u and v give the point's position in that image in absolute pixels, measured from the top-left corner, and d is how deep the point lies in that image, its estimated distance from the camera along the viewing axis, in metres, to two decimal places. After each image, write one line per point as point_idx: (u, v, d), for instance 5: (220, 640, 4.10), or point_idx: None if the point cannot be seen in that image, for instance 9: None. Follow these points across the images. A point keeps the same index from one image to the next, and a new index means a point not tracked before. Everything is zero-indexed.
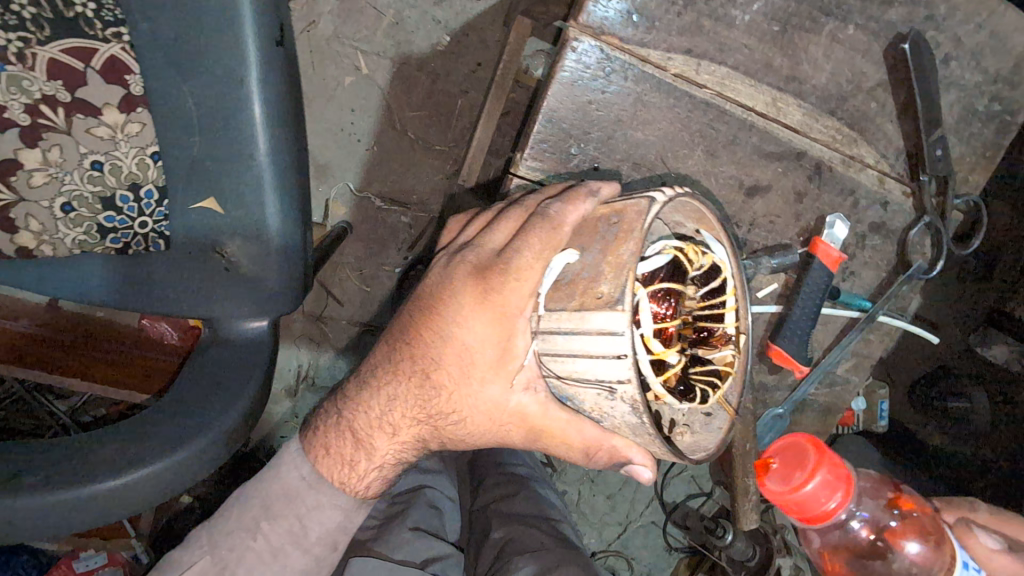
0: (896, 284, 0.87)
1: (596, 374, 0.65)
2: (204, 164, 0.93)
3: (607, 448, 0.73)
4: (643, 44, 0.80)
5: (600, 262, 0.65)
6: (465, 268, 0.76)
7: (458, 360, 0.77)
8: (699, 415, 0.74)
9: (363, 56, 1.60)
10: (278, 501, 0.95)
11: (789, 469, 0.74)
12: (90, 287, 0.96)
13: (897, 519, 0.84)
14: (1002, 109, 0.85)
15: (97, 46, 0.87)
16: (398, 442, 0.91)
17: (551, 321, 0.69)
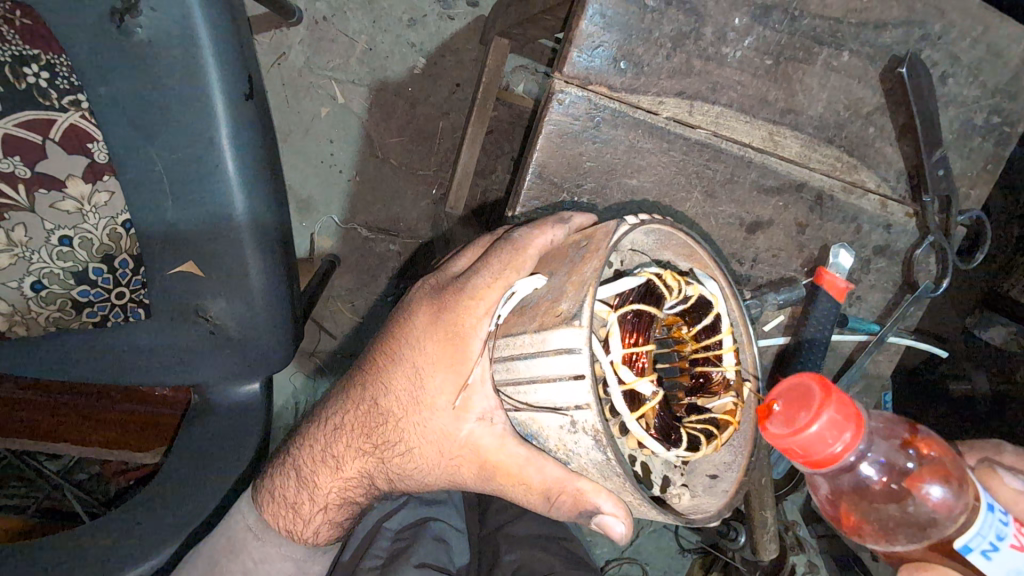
0: (903, 305, 0.85)
1: (555, 402, 0.52)
2: (181, 229, 0.89)
3: (571, 493, 0.58)
4: (632, 89, 0.76)
5: (561, 280, 0.54)
6: (425, 290, 0.73)
7: (408, 383, 0.69)
8: (705, 479, 0.61)
9: (338, 85, 1.55)
10: (224, 560, 0.88)
11: (790, 408, 0.53)
12: (62, 365, 0.90)
13: (914, 459, 0.64)
14: (1001, 121, 0.83)
15: (54, 116, 0.82)
16: (342, 478, 0.85)
17: (512, 346, 0.57)
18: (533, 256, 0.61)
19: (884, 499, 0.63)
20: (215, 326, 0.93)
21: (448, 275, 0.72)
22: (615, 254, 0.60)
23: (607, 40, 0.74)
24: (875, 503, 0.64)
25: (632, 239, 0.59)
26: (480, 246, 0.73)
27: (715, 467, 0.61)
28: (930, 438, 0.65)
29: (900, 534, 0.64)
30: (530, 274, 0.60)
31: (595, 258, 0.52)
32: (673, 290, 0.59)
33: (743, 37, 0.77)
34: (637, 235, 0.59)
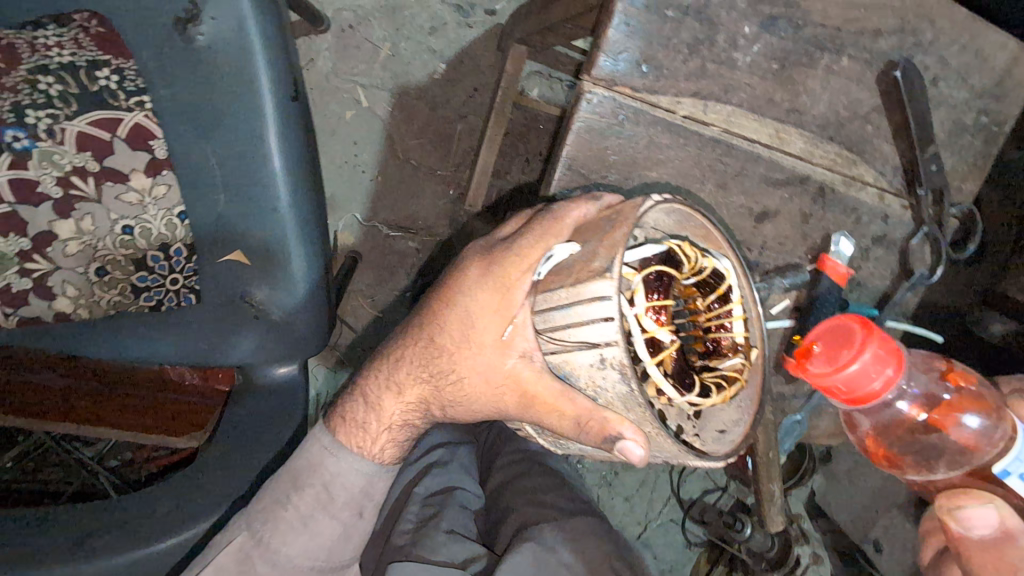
0: (900, 291, 0.92)
1: (585, 337, 0.59)
2: (229, 220, 0.96)
3: (598, 420, 0.62)
4: (653, 90, 0.83)
5: (594, 245, 0.60)
6: (475, 248, 0.80)
7: (460, 322, 0.76)
8: (718, 429, 0.67)
9: (363, 90, 1.63)
10: (303, 472, 0.91)
11: (832, 347, 0.62)
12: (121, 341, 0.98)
13: (951, 390, 0.71)
14: (989, 121, 0.90)
15: (121, 116, 0.89)
16: (404, 402, 0.89)
17: (549, 300, 0.63)
18: (569, 226, 0.67)
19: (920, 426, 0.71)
20: (260, 310, 1.01)
21: (495, 239, 0.79)
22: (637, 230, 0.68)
23: (630, 46, 0.81)
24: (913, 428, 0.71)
25: (654, 218, 0.66)
26: (521, 218, 0.80)
27: (724, 421, 0.67)
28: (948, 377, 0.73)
29: (939, 462, 0.71)
30: (567, 241, 0.67)
31: (624, 226, 0.57)
32: (687, 262, 0.67)
33: (752, 44, 0.84)
34: (656, 216, 0.67)
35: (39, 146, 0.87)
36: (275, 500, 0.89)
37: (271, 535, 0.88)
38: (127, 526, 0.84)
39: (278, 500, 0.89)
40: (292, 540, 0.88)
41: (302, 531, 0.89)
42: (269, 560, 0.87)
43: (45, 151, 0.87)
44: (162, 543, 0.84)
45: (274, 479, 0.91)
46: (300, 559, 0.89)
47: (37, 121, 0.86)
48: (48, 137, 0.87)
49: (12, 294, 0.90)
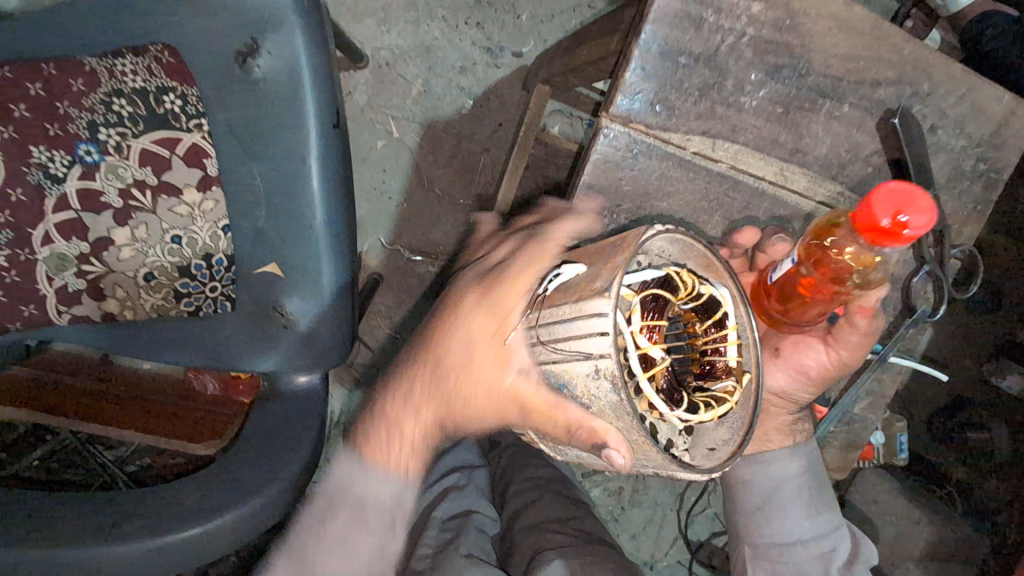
0: (903, 327, 0.97)
1: (582, 347, 0.62)
2: (267, 235, 1.05)
3: (588, 429, 0.65)
4: (665, 128, 0.90)
5: (598, 267, 0.65)
6: (472, 277, 0.89)
7: (465, 343, 0.83)
8: (714, 445, 0.71)
9: (394, 122, 1.74)
10: (338, 492, 0.97)
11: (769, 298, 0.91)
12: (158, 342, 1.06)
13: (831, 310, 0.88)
14: (987, 168, 0.95)
15: (181, 136, 0.98)
16: (421, 422, 0.93)
17: (552, 314, 0.68)
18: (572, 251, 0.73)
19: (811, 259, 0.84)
20: (289, 320, 1.08)
21: (489, 264, 0.88)
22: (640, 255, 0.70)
23: (646, 88, 0.88)
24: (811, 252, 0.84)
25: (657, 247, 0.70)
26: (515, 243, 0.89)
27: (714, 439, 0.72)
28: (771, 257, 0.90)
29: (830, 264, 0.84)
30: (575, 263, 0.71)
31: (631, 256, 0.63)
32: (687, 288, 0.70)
33: (758, 90, 0.90)
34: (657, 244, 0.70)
35: (106, 159, 0.94)
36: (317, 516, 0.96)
37: (314, 547, 0.93)
38: (150, 513, 0.86)
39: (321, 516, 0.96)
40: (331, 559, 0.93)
41: (342, 547, 0.94)
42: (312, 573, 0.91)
43: (111, 164, 0.95)
44: (183, 532, 0.85)
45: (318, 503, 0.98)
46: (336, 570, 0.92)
47: (108, 138, 0.93)
48: (115, 153, 0.94)
49: (69, 294, 0.97)
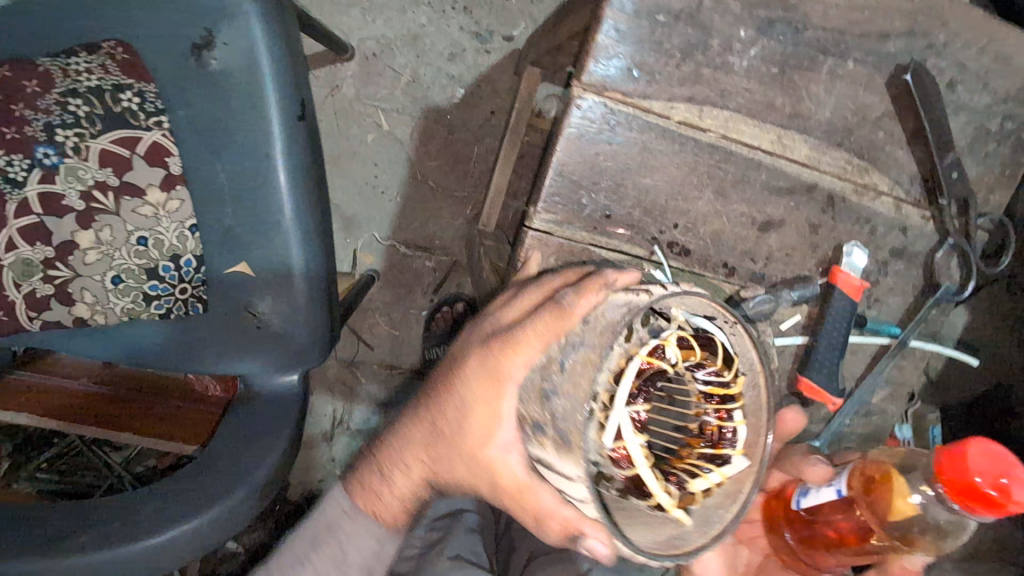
0: (924, 309, 0.88)
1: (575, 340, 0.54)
2: (235, 233, 1.00)
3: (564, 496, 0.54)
4: (644, 96, 0.82)
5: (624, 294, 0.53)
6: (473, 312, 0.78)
7: (447, 391, 0.72)
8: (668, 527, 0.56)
9: (384, 114, 1.68)
10: (321, 535, 0.82)
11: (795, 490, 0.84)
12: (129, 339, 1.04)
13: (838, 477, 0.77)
14: (1015, 127, 0.85)
15: (141, 134, 0.95)
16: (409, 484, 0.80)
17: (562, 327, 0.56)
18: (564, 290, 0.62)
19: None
20: (261, 320, 1.03)
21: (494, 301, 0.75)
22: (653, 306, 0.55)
23: (622, 52, 0.81)
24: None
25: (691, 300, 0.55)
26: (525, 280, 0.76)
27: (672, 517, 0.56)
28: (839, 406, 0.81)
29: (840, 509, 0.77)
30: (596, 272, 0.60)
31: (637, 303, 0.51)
32: (719, 360, 0.58)
33: (748, 49, 0.82)
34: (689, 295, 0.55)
35: (65, 162, 0.92)
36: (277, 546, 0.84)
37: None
38: (119, 521, 0.84)
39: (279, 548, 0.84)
40: None
41: None
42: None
43: (71, 167, 0.93)
44: (153, 539, 0.83)
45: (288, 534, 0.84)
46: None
47: (65, 140, 0.91)
48: (74, 155, 0.92)
49: (36, 299, 0.95)
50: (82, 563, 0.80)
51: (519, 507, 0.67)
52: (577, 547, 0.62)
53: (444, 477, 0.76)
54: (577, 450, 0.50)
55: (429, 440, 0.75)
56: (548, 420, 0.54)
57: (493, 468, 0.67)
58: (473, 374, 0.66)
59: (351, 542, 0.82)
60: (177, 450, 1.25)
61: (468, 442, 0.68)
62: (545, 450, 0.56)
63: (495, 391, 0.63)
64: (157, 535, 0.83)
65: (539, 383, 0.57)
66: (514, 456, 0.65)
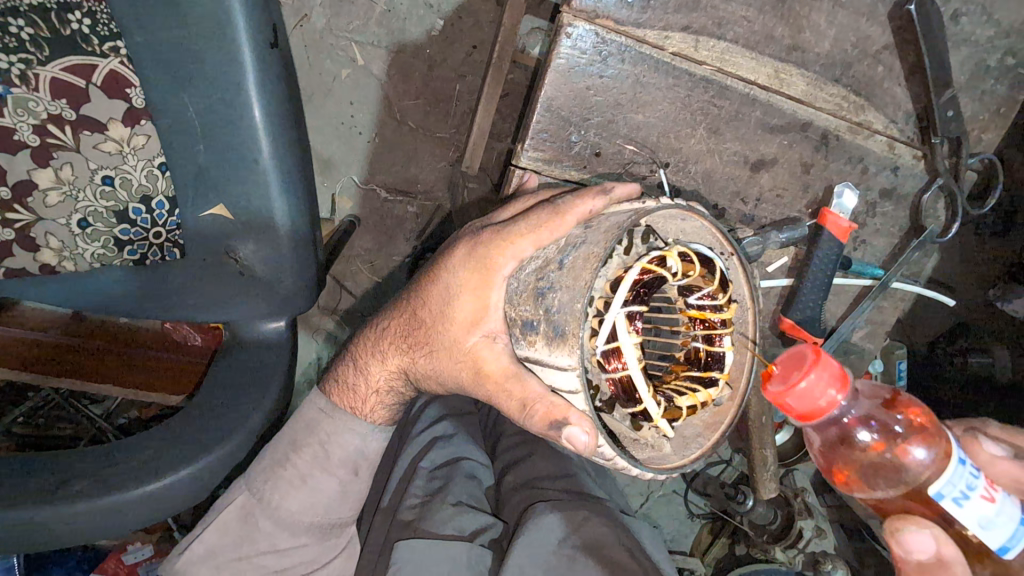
0: (909, 249, 0.91)
1: (576, 253, 0.62)
2: (209, 173, 0.93)
3: (547, 402, 0.62)
4: (639, 24, 0.86)
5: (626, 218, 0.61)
6: (470, 229, 0.81)
7: (440, 296, 0.76)
8: (648, 447, 0.64)
9: (358, 47, 1.58)
10: (302, 435, 0.95)
11: (788, 367, 0.55)
12: (101, 286, 0.99)
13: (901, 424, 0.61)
14: (1016, 62, 0.89)
15: (96, 62, 0.88)
16: (386, 371, 0.90)
17: (562, 249, 0.65)
18: (570, 221, 0.66)
19: (867, 453, 0.62)
20: (244, 267, 0.99)
21: (491, 221, 0.79)
22: (652, 226, 0.61)
23: None
24: (859, 459, 0.63)
25: (693, 228, 0.63)
26: (524, 202, 0.79)
27: (654, 439, 0.65)
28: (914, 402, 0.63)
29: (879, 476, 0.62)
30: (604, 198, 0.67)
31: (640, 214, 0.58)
32: (715, 281, 0.63)
33: None
34: (691, 222, 0.63)
35: (13, 92, 0.86)
36: (276, 460, 0.94)
37: (272, 494, 0.92)
38: (109, 470, 0.85)
39: (278, 460, 0.94)
40: (291, 496, 0.91)
41: (301, 489, 0.92)
42: (270, 515, 0.91)
43: (19, 97, 0.86)
44: (146, 487, 0.84)
45: (277, 438, 0.97)
46: (300, 515, 0.92)
47: (10, 66, 0.85)
48: (21, 84, 0.86)
49: None
50: (74, 511, 0.80)
51: (504, 394, 0.66)
52: (557, 438, 0.60)
53: (423, 368, 0.82)
54: (572, 340, 0.58)
55: (409, 330, 0.83)
56: (542, 315, 0.62)
57: (475, 354, 0.71)
58: (466, 282, 0.72)
59: (333, 439, 0.93)
60: (168, 399, 1.26)
61: (454, 327, 0.74)
62: (535, 347, 0.64)
63: (484, 278, 0.71)
64: (150, 483, 0.84)
65: (533, 281, 0.66)
66: (499, 343, 0.70)
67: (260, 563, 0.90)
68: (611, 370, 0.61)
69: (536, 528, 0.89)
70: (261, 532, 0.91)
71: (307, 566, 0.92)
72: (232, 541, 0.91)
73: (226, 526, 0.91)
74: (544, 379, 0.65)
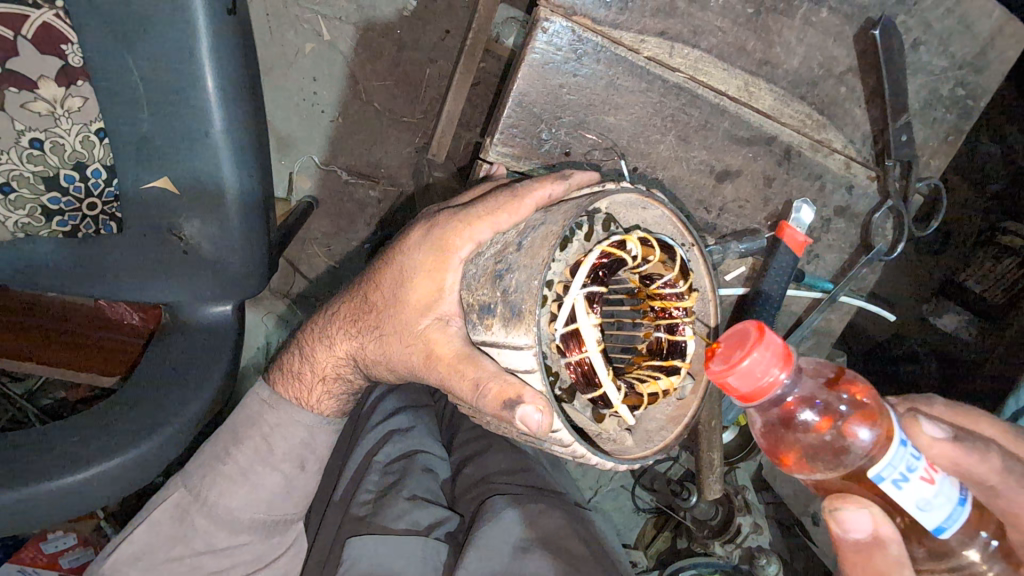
0: (857, 266, 0.95)
1: (531, 236, 0.61)
2: (153, 143, 0.87)
3: (497, 381, 0.58)
4: (616, 25, 0.85)
5: (586, 199, 0.60)
6: (429, 212, 0.81)
7: (394, 279, 0.74)
8: (610, 440, 0.64)
9: (324, 21, 1.52)
10: (244, 427, 0.91)
11: (730, 347, 0.53)
12: (22, 257, 0.91)
13: (844, 404, 0.61)
14: (965, 94, 0.94)
15: (27, 12, 0.80)
16: (335, 357, 0.87)
17: (521, 230, 0.64)
18: (529, 204, 0.66)
19: (811, 434, 0.61)
20: (189, 245, 0.93)
21: (449, 206, 0.78)
22: (612, 213, 0.62)
23: None
24: (800, 440, 0.62)
25: (655, 216, 0.64)
26: (481, 189, 0.79)
27: (616, 433, 0.65)
28: (858, 381, 0.62)
29: (818, 458, 0.61)
30: (564, 181, 0.67)
31: (596, 197, 0.59)
32: (676, 268, 0.63)
33: None
34: (652, 212, 0.64)
35: None
36: (214, 455, 0.89)
37: (209, 489, 0.87)
38: (29, 457, 0.78)
39: (217, 455, 0.89)
40: (230, 493, 0.87)
41: (242, 485, 0.88)
42: (207, 513, 0.86)
43: None
44: (69, 477, 0.78)
45: (217, 432, 0.92)
46: (241, 513, 0.87)
47: None
48: None
49: None
50: None
51: (456, 376, 0.63)
52: (510, 419, 0.57)
53: (373, 352, 0.79)
54: (528, 318, 0.56)
55: (360, 313, 0.81)
56: (499, 297, 0.61)
57: (427, 337, 0.69)
58: (421, 263, 0.71)
59: (277, 431, 0.89)
60: (101, 381, 1.17)
61: (406, 310, 0.72)
62: (492, 330, 0.61)
63: (440, 261, 0.70)
64: (75, 473, 0.79)
65: (491, 265, 0.64)
66: (453, 327, 0.68)
67: (196, 564, 0.85)
68: (570, 356, 0.60)
69: (493, 524, 0.88)
70: (198, 531, 0.86)
71: (249, 565, 0.88)
72: (164, 541, 0.85)
73: (159, 524, 0.86)
74: (498, 361, 0.62)
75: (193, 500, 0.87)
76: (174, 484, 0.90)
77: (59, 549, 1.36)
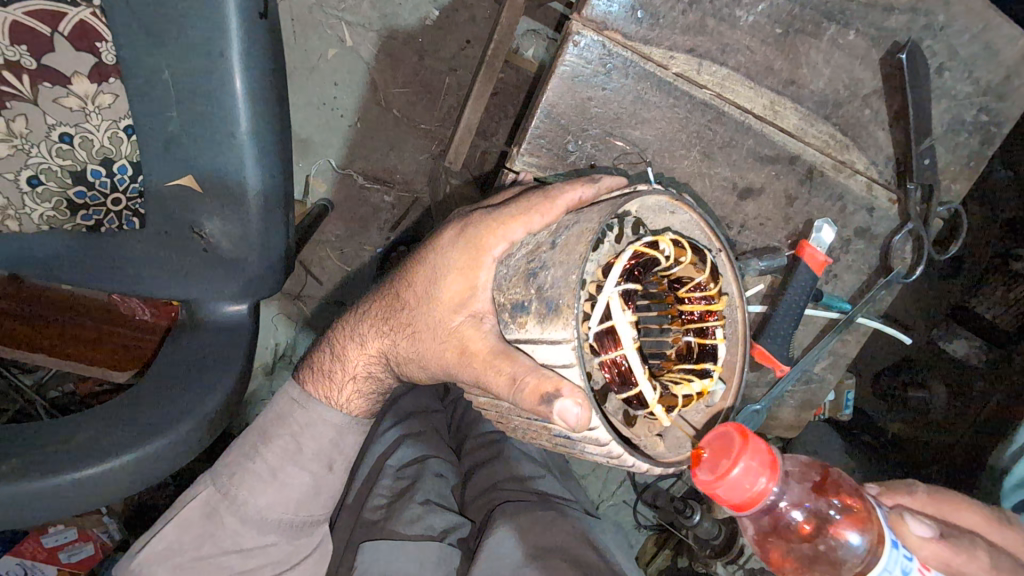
0: (876, 287, 0.95)
1: (564, 236, 0.61)
2: (181, 140, 0.88)
3: (534, 378, 0.58)
4: (646, 41, 0.86)
5: (620, 199, 0.60)
6: (459, 213, 0.81)
7: (426, 277, 0.75)
8: (643, 444, 0.65)
9: (348, 27, 1.53)
10: (272, 426, 0.90)
11: (715, 455, 0.54)
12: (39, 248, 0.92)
13: (836, 509, 0.61)
14: (988, 120, 0.94)
15: (65, 10, 0.80)
16: (365, 356, 0.87)
17: (555, 230, 0.64)
18: (562, 206, 0.66)
19: (802, 540, 0.61)
20: (210, 243, 0.94)
21: (480, 207, 0.79)
22: (642, 218, 0.63)
23: None
24: (794, 547, 0.62)
25: (683, 220, 0.64)
26: (510, 192, 0.80)
27: (649, 437, 0.65)
28: (841, 482, 0.63)
29: (816, 565, 0.61)
30: (597, 184, 0.68)
31: (629, 197, 0.59)
32: (707, 270, 0.64)
33: (755, 4, 0.86)
34: (680, 216, 0.64)
35: None
36: (244, 452, 0.89)
37: (239, 488, 0.87)
38: (43, 450, 0.79)
39: (246, 454, 0.89)
40: (259, 491, 0.87)
41: (272, 483, 0.87)
42: (236, 511, 0.86)
43: None
44: (82, 471, 0.78)
45: (246, 432, 0.92)
46: (269, 512, 0.87)
47: None
48: None
49: None
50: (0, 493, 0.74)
51: (490, 371, 0.63)
52: (547, 414, 0.57)
53: (404, 351, 0.79)
54: (566, 312, 0.56)
55: (391, 312, 0.81)
56: (534, 294, 0.61)
57: (460, 334, 0.68)
58: (455, 261, 0.71)
59: (306, 431, 0.89)
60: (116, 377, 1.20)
61: (440, 307, 0.72)
62: (527, 327, 0.61)
63: (475, 259, 0.69)
64: (87, 468, 0.79)
65: (524, 265, 0.65)
66: (486, 324, 0.67)
67: (223, 563, 0.85)
68: (605, 355, 0.61)
69: (504, 533, 0.87)
70: (227, 529, 0.86)
71: (273, 566, 0.88)
72: (193, 539, 0.85)
73: (188, 522, 0.86)
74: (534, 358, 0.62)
75: (222, 498, 0.87)
76: (202, 482, 0.90)
77: (58, 543, 1.35)
